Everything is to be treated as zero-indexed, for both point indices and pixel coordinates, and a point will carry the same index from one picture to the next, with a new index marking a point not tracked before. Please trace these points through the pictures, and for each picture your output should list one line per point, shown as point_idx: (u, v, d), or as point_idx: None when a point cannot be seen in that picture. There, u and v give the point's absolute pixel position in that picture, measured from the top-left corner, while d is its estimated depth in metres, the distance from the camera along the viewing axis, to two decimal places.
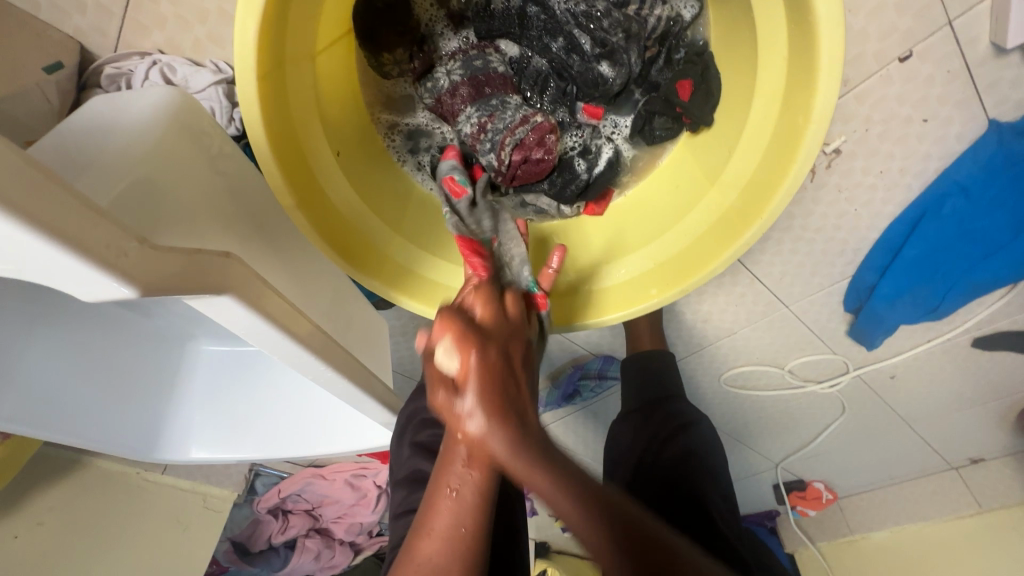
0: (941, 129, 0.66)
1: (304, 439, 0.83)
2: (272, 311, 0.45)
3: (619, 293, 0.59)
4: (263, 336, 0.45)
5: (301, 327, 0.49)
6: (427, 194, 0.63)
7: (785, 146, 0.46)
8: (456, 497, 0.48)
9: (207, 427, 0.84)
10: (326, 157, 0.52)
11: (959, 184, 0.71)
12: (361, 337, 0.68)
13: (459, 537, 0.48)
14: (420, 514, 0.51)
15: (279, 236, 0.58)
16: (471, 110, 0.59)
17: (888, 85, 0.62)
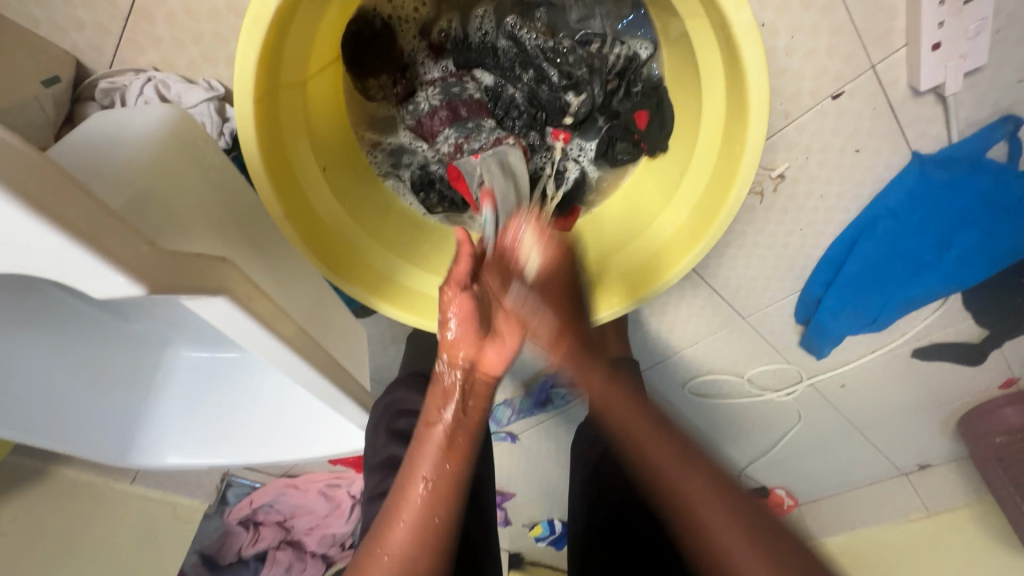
0: (871, 159, 0.74)
1: (281, 443, 0.85)
2: (261, 312, 0.48)
3: None
4: (252, 335, 0.48)
5: (288, 329, 0.52)
6: (408, 207, 0.69)
7: (725, 171, 0.53)
8: (428, 487, 0.58)
9: (183, 432, 0.85)
10: (313, 172, 0.56)
11: (890, 208, 0.79)
12: (342, 342, 0.71)
13: (425, 527, 0.56)
14: (392, 498, 0.59)
15: (267, 244, 0.61)
16: (449, 131, 0.64)
17: (824, 118, 0.70)
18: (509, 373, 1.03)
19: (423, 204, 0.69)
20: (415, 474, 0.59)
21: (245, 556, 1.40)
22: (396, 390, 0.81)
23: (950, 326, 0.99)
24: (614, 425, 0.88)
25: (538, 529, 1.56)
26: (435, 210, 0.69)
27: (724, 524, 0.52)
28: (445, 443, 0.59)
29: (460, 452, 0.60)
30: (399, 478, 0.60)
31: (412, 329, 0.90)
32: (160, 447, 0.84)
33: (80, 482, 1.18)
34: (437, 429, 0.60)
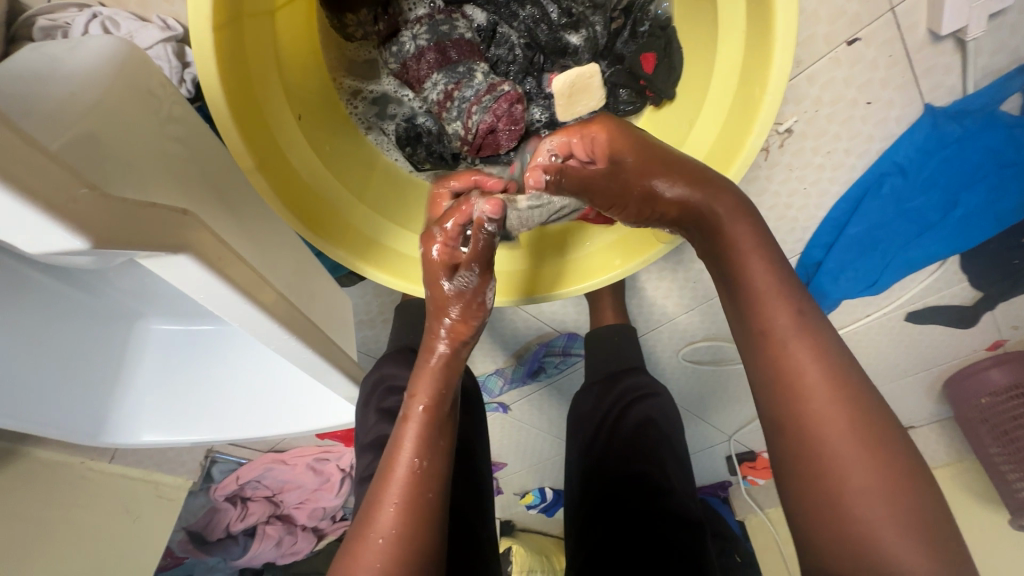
0: (883, 112, 0.71)
1: (260, 422, 0.81)
2: (231, 276, 0.43)
3: (587, 265, 0.62)
4: (223, 301, 0.44)
5: (264, 294, 0.48)
6: (391, 163, 0.64)
7: (739, 119, 0.49)
8: (421, 464, 0.56)
9: (162, 409, 0.81)
10: (288, 120, 0.51)
11: (897, 164, 0.76)
12: (325, 310, 0.67)
13: (416, 499, 0.55)
14: (379, 476, 0.57)
15: (236, 202, 0.56)
16: (437, 76, 0.59)
17: (837, 67, 0.65)
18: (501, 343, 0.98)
19: (409, 160, 0.64)
20: (399, 453, 0.56)
21: (235, 532, 1.43)
22: (386, 363, 0.77)
23: (946, 290, 0.98)
24: (604, 402, 0.85)
25: (529, 498, 1.56)
26: (422, 166, 0.64)
27: (841, 437, 0.52)
28: (428, 420, 0.57)
29: (441, 424, 0.58)
30: (384, 456, 0.57)
31: (400, 299, 0.85)
32: (134, 426, 0.80)
33: (55, 464, 1.12)
34: (420, 406, 0.58)
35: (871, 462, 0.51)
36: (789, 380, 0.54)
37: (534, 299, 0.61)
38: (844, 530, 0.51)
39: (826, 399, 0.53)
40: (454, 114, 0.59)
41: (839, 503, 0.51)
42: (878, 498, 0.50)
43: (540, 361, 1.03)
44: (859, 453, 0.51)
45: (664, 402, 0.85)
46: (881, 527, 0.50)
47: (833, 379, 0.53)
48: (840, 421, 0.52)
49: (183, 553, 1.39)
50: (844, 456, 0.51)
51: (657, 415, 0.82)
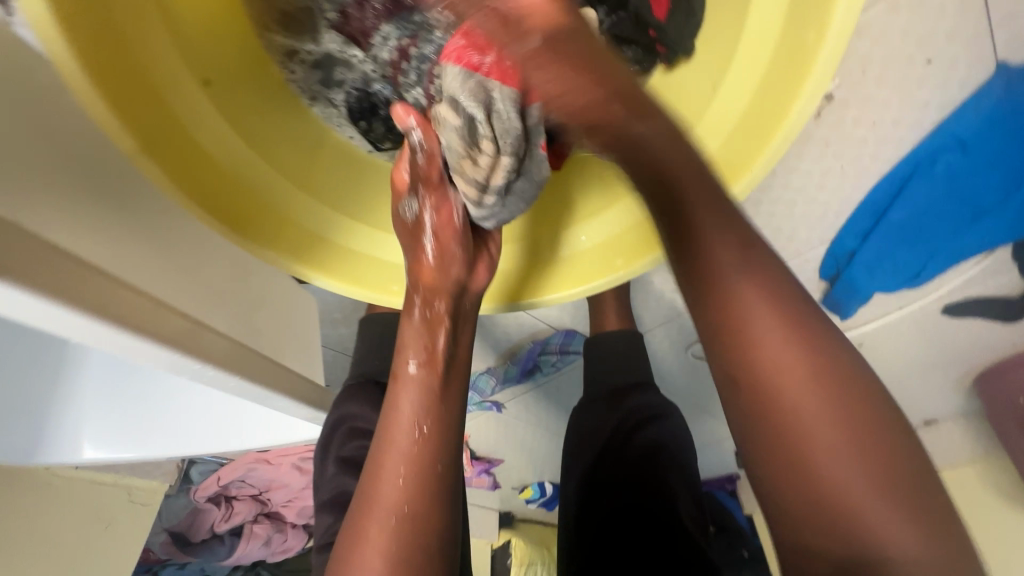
0: (945, 72, 0.57)
1: (222, 432, 0.69)
2: (107, 307, 0.34)
3: (584, 262, 0.51)
4: (103, 339, 0.35)
5: (163, 324, 0.38)
6: (344, 141, 0.52)
7: (784, 74, 0.37)
8: (408, 477, 0.44)
9: (101, 424, 0.68)
10: (189, 88, 0.40)
11: (956, 138, 0.63)
12: (269, 317, 0.56)
13: (404, 517, 0.43)
14: (357, 502, 0.46)
15: (145, 202, 0.45)
16: (388, 29, 0.49)
17: (894, 16, 0.54)
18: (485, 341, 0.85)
19: (366, 138, 0.52)
20: (378, 470, 0.45)
21: (220, 532, 1.15)
22: (348, 401, 0.67)
23: (991, 281, 0.77)
24: (614, 415, 0.77)
25: (528, 493, 1.27)
26: (382, 145, 0.53)
27: (823, 422, 0.36)
28: (411, 427, 0.46)
29: (439, 424, 0.47)
30: (364, 480, 0.46)
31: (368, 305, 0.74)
32: (71, 432, 0.67)
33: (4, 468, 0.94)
34: (402, 413, 0.46)
35: (845, 444, 0.36)
36: (739, 373, 0.39)
37: (516, 306, 0.52)
38: (840, 524, 0.35)
39: (783, 369, 0.38)
40: (413, 78, 0.49)
41: (828, 510, 0.36)
42: (862, 481, 0.35)
43: (533, 361, 0.89)
44: (838, 434, 0.36)
45: (678, 425, 0.77)
46: (896, 531, 0.34)
47: (798, 363, 0.38)
48: (798, 393, 0.37)
49: (165, 556, 1.13)
50: (820, 438, 0.36)
51: (669, 439, 0.75)
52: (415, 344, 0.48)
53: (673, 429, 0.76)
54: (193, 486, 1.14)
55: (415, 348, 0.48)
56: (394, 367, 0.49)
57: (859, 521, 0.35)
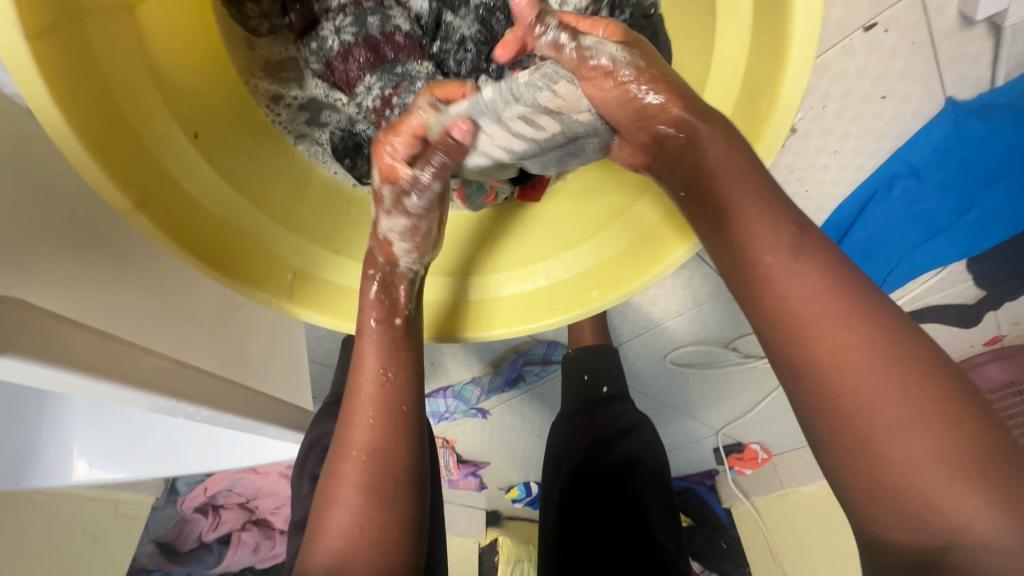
0: (899, 107, 0.60)
1: (226, 450, 0.69)
2: (90, 365, 0.37)
3: (515, 302, 0.52)
4: (86, 388, 0.37)
5: (140, 368, 0.41)
6: (330, 176, 0.53)
7: (742, 137, 0.39)
8: (363, 463, 0.47)
9: (98, 449, 0.67)
10: (180, 142, 0.41)
11: (913, 167, 0.65)
12: (241, 353, 0.56)
13: (366, 524, 0.46)
14: (321, 497, 0.49)
15: (114, 256, 0.46)
16: (372, 79, 0.51)
17: (850, 56, 0.56)
18: (470, 348, 0.78)
19: (351, 173, 0.54)
20: (337, 476, 0.48)
21: (207, 541, 1.10)
22: (327, 419, 0.68)
23: (948, 289, 0.78)
24: (593, 426, 0.79)
25: (514, 492, 1.24)
26: (367, 180, 0.54)
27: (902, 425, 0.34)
28: (370, 441, 0.48)
29: (397, 433, 0.49)
30: (327, 474, 0.49)
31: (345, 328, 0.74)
32: (61, 447, 0.66)
33: None
34: (359, 427, 0.48)
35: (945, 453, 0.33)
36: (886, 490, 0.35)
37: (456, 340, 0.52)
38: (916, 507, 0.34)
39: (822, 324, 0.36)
40: (395, 126, 0.52)
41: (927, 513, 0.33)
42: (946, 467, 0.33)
43: (517, 372, 0.83)
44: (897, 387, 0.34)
45: (650, 434, 0.82)
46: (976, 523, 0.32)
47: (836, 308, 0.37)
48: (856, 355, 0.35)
49: (152, 565, 1.08)
50: (874, 393, 0.35)
51: (642, 450, 0.80)
52: (376, 352, 0.49)
53: (646, 440, 0.81)
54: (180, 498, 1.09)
55: (377, 356, 0.49)
56: (355, 374, 0.50)
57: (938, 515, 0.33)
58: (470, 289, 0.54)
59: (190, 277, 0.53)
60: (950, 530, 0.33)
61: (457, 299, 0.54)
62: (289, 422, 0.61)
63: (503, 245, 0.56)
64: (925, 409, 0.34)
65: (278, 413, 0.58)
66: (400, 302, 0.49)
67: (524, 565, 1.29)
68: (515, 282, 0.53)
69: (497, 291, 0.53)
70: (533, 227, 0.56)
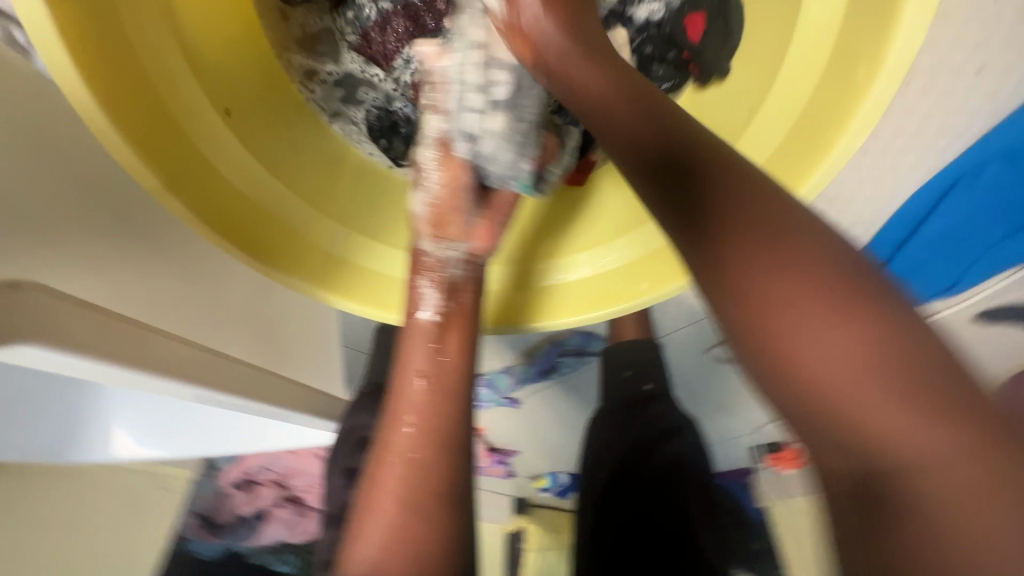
0: (995, 81, 0.51)
1: (261, 434, 0.69)
2: (116, 353, 0.36)
3: (576, 290, 0.49)
4: (107, 375, 0.36)
5: (171, 356, 0.40)
6: (365, 158, 0.51)
7: (827, 109, 0.34)
8: (405, 465, 0.45)
9: (138, 427, 0.67)
10: (211, 120, 0.39)
11: (1004, 148, 0.55)
12: (271, 342, 0.55)
13: (401, 535, 0.43)
14: (359, 504, 0.46)
15: (150, 240, 0.45)
16: (410, 51, 0.49)
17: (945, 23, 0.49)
18: (501, 338, 0.76)
19: (387, 155, 0.51)
20: (378, 481, 0.45)
21: (244, 516, 1.10)
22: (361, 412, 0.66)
23: None
24: (634, 428, 0.77)
25: (542, 481, 1.21)
26: (404, 161, 0.51)
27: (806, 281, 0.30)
28: (411, 445, 0.45)
29: (445, 438, 0.46)
30: (365, 481, 0.47)
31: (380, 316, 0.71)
32: (101, 423, 0.66)
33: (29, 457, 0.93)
34: (405, 428, 0.46)
35: (865, 374, 0.27)
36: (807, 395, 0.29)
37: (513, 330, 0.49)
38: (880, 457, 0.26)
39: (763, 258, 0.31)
40: None
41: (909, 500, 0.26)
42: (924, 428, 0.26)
43: (552, 363, 0.79)
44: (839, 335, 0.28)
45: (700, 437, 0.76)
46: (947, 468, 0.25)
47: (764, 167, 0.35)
48: (826, 360, 0.28)
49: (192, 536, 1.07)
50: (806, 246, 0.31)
51: (690, 453, 0.75)
52: (419, 351, 0.47)
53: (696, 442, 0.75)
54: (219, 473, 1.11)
55: (417, 359, 0.47)
56: (397, 376, 0.47)
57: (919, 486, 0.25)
58: (536, 276, 0.51)
59: (221, 261, 0.52)
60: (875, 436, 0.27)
61: (521, 283, 0.51)
62: (321, 411, 0.60)
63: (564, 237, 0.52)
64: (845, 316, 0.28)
65: (309, 402, 0.57)
66: (443, 297, 0.47)
67: (551, 552, 1.28)
68: (558, 272, 0.50)
69: (560, 276, 0.50)
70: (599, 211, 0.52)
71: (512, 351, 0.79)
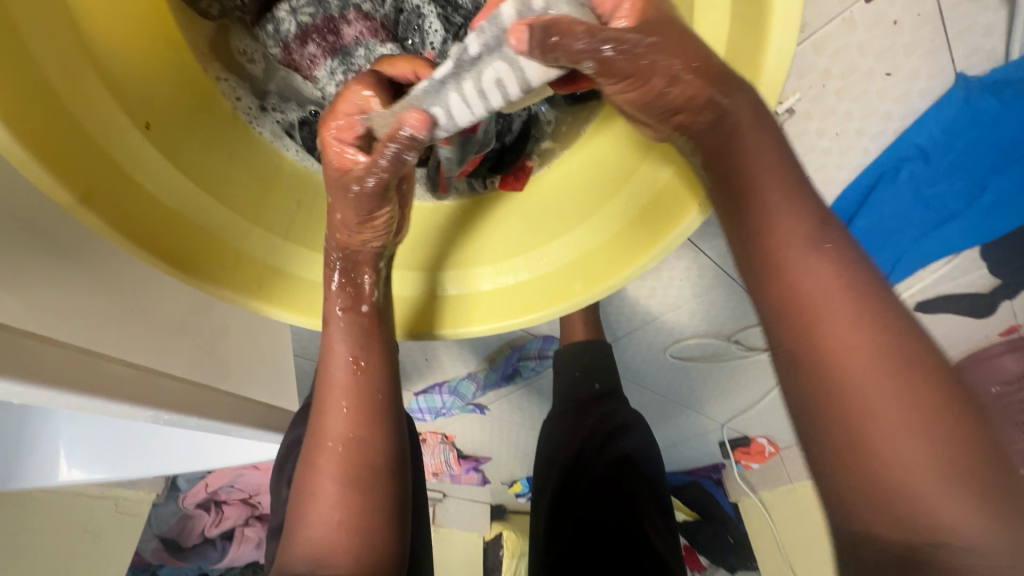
0: (903, 84, 0.53)
1: (209, 450, 0.67)
2: (52, 374, 0.37)
3: (510, 296, 0.50)
4: (33, 397, 0.36)
5: (90, 372, 0.40)
6: (300, 167, 0.51)
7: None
8: (339, 448, 0.47)
9: (75, 453, 0.64)
10: (133, 135, 0.39)
11: (919, 148, 0.57)
12: (198, 362, 0.52)
13: (345, 514, 0.45)
14: (296, 497, 0.48)
15: (70, 250, 0.45)
16: (331, 64, 0.52)
17: (851, 31, 0.49)
18: (462, 345, 0.76)
19: (323, 164, 0.52)
20: (314, 467, 0.47)
21: (212, 536, 1.10)
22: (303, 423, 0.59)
23: (960, 278, 0.69)
24: (585, 428, 0.76)
25: (517, 487, 1.22)
26: None
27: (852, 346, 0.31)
28: (347, 429, 0.48)
29: (373, 421, 0.49)
30: (299, 476, 0.48)
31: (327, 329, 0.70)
32: (46, 452, 0.64)
33: None
34: (340, 415, 0.48)
35: (903, 405, 0.30)
36: (820, 418, 0.32)
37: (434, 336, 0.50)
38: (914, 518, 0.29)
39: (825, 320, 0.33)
40: None
41: (906, 509, 0.29)
42: (922, 450, 0.29)
43: (513, 367, 0.81)
44: (901, 401, 0.30)
45: (643, 436, 0.78)
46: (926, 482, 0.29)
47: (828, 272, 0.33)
48: (855, 358, 0.31)
49: (158, 561, 1.07)
50: (839, 340, 0.32)
51: (635, 451, 0.75)
52: (344, 340, 0.48)
53: (639, 440, 0.77)
54: (182, 494, 1.08)
55: (348, 344, 0.48)
56: (327, 361, 0.49)
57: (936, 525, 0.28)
58: (448, 284, 0.52)
59: (160, 279, 0.52)
60: (893, 471, 0.29)
61: (439, 289, 0.52)
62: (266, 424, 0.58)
63: (475, 242, 0.53)
64: (876, 344, 0.31)
65: (256, 414, 0.58)
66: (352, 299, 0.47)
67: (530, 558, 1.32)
68: (496, 276, 0.51)
69: (486, 282, 0.51)
70: (516, 218, 0.53)
71: (474, 357, 0.79)
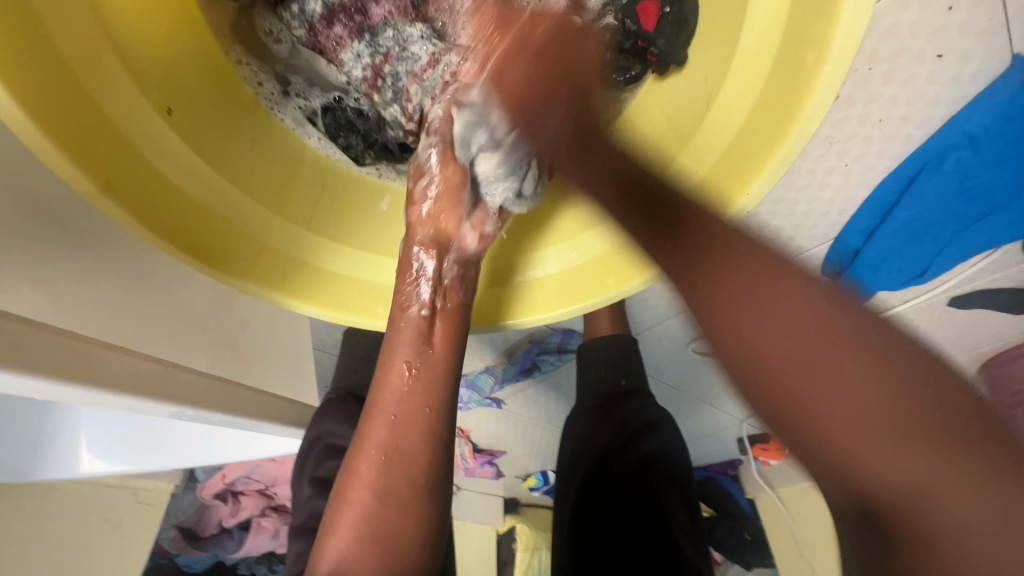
0: (957, 67, 0.48)
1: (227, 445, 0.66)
2: (75, 369, 0.36)
3: (558, 282, 0.48)
4: (52, 393, 0.35)
5: (112, 367, 0.39)
6: (324, 156, 0.50)
7: (757, 137, 0.36)
8: (383, 458, 0.46)
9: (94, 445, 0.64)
10: (153, 122, 0.38)
11: (968, 134, 0.53)
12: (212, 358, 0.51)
13: (374, 525, 0.45)
14: (333, 497, 0.48)
15: (93, 241, 0.43)
16: (359, 47, 0.49)
17: (903, 10, 0.45)
18: (482, 339, 0.74)
19: (346, 153, 0.50)
20: (354, 472, 0.47)
21: (229, 527, 1.08)
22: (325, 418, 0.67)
23: (1000, 272, 0.64)
24: (610, 424, 0.75)
25: (531, 482, 1.20)
26: (364, 160, 0.51)
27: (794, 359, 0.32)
28: (389, 440, 0.46)
29: (419, 435, 0.46)
30: (339, 480, 0.48)
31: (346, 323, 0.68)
32: (68, 440, 0.64)
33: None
34: (382, 424, 0.46)
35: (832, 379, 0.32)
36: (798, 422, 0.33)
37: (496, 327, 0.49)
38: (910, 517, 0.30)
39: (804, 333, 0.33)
40: (390, 96, 0.50)
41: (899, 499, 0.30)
42: (885, 436, 0.31)
43: (532, 361, 0.79)
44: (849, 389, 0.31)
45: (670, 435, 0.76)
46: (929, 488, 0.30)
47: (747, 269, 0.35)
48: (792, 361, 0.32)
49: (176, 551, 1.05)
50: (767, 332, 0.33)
51: (662, 450, 0.74)
52: (405, 345, 0.47)
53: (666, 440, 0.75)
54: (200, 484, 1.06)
55: (406, 350, 0.47)
56: (384, 366, 0.48)
57: (923, 506, 0.30)
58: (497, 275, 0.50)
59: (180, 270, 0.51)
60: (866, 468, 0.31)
61: (500, 277, 0.50)
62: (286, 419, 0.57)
63: (523, 229, 0.51)
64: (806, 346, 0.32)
65: (275, 409, 0.57)
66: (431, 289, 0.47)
67: (542, 552, 1.29)
68: (527, 268, 0.49)
69: (535, 271, 0.49)
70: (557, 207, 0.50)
71: (492, 352, 0.77)
